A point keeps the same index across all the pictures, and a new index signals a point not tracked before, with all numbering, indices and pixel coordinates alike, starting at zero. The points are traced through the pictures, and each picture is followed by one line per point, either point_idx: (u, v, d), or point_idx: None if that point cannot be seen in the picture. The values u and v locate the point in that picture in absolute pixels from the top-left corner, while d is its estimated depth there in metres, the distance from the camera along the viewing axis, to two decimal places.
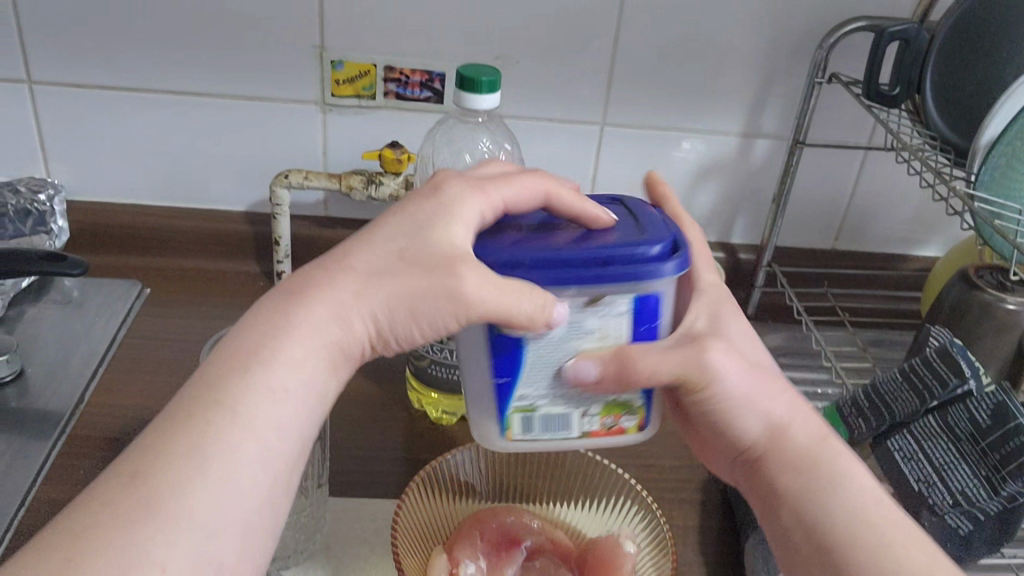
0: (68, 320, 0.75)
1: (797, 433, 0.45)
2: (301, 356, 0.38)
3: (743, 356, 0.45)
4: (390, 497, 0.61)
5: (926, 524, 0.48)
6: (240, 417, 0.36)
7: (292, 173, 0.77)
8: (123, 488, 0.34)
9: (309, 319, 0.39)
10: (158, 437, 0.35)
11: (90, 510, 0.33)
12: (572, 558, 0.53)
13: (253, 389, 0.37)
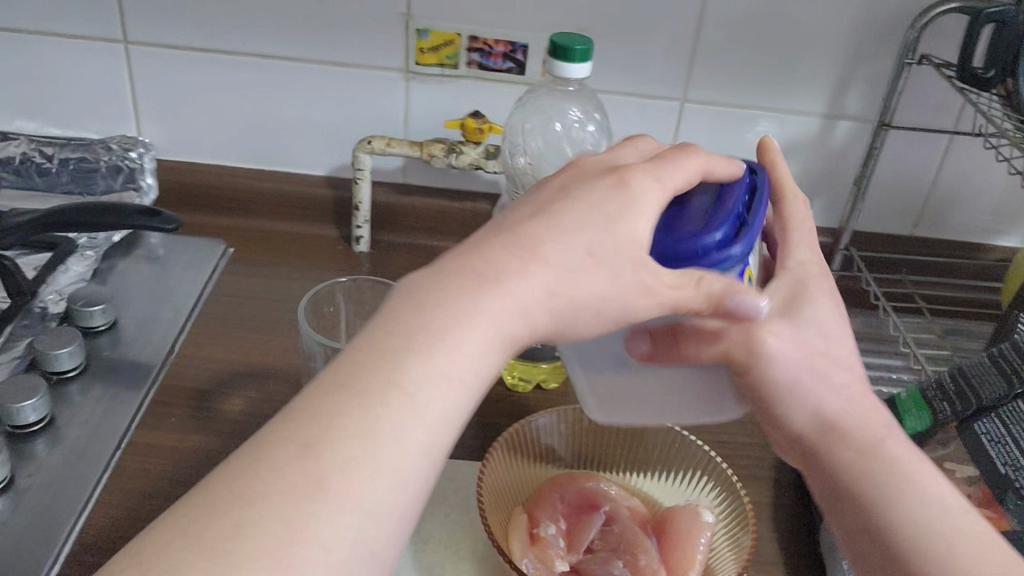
0: (156, 276, 0.78)
1: (854, 431, 0.44)
2: (481, 331, 0.36)
3: (818, 342, 0.44)
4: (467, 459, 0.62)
5: (1012, 508, 0.47)
6: (415, 402, 0.34)
7: (376, 138, 0.78)
8: (281, 461, 0.32)
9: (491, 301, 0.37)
10: (316, 410, 0.34)
11: (247, 479, 0.31)
12: (649, 526, 0.54)
13: (421, 364, 0.35)
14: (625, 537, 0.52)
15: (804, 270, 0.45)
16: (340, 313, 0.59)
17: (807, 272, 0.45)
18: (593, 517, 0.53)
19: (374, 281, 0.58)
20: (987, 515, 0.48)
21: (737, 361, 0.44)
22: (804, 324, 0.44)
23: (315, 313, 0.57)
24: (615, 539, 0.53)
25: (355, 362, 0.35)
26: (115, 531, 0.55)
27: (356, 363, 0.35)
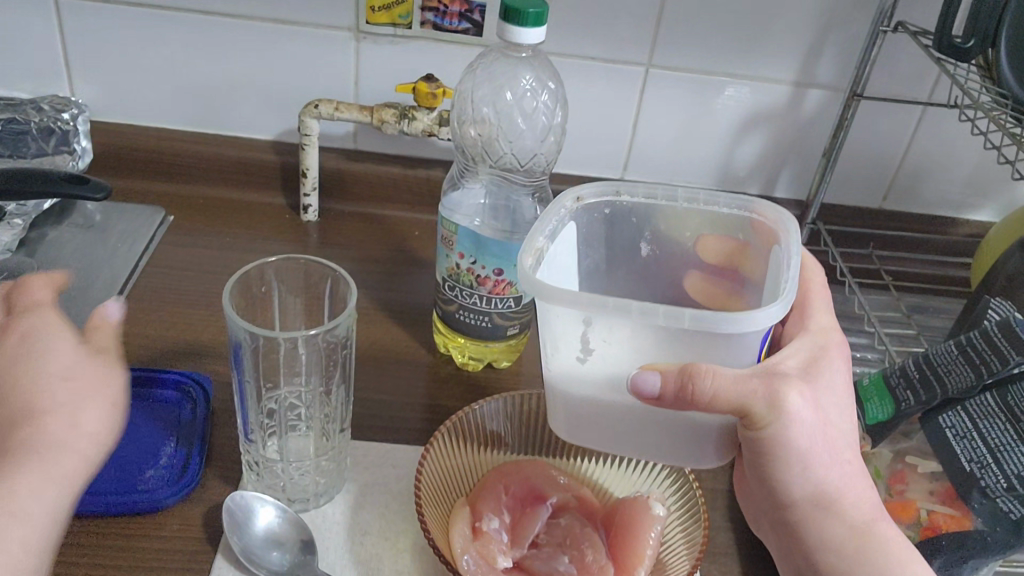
0: (90, 245, 0.73)
1: (848, 507, 0.44)
2: None
3: (832, 413, 0.43)
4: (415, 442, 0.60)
5: (976, 507, 0.45)
6: None
7: (322, 103, 0.74)
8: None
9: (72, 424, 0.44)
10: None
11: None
12: (598, 517, 0.52)
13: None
14: (570, 529, 0.51)
15: (825, 332, 0.46)
16: (272, 291, 0.55)
17: (830, 337, 0.45)
18: (539, 510, 0.51)
19: (308, 257, 0.54)
20: (948, 514, 0.46)
21: (755, 414, 0.40)
22: (822, 392, 0.43)
23: (246, 293, 0.53)
24: (562, 533, 0.51)
25: None
26: None
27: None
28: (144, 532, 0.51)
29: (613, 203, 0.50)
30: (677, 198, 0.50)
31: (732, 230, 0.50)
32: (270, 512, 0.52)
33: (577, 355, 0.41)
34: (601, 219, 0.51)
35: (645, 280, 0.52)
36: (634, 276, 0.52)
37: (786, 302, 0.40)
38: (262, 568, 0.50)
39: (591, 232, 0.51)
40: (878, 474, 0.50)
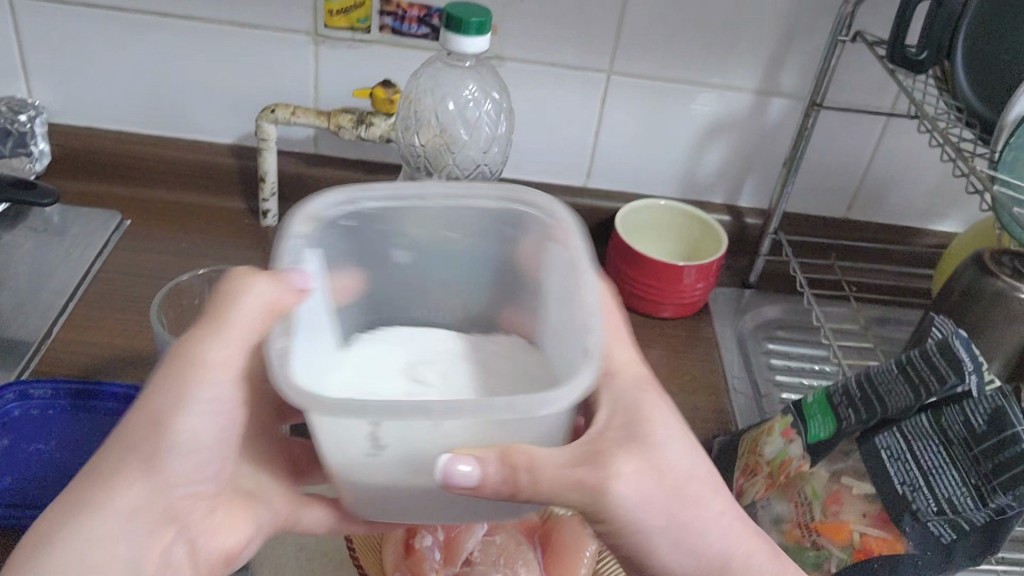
0: (43, 249, 0.73)
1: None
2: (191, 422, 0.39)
3: (684, 470, 0.39)
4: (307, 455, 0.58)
5: (907, 530, 0.44)
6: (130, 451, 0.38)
7: (279, 107, 0.73)
8: (108, 518, 0.37)
9: (189, 418, 0.39)
10: (88, 493, 0.37)
11: (50, 542, 0.36)
12: (537, 531, 0.52)
13: (202, 415, 0.39)
14: (506, 547, 0.50)
15: (631, 373, 0.42)
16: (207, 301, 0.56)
17: (636, 375, 0.42)
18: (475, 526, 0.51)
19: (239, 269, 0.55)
20: (880, 536, 0.45)
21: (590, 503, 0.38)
22: (663, 448, 0.39)
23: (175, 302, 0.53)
24: (496, 552, 0.49)
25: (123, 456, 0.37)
26: None
27: (108, 452, 0.38)
28: None
29: (352, 210, 0.46)
30: (428, 196, 0.46)
31: (489, 224, 0.48)
32: None
33: (365, 450, 0.37)
34: (342, 232, 0.46)
35: (397, 280, 0.50)
36: (380, 278, 0.49)
37: (592, 372, 0.37)
38: None
39: (332, 245, 0.46)
40: (815, 494, 0.48)
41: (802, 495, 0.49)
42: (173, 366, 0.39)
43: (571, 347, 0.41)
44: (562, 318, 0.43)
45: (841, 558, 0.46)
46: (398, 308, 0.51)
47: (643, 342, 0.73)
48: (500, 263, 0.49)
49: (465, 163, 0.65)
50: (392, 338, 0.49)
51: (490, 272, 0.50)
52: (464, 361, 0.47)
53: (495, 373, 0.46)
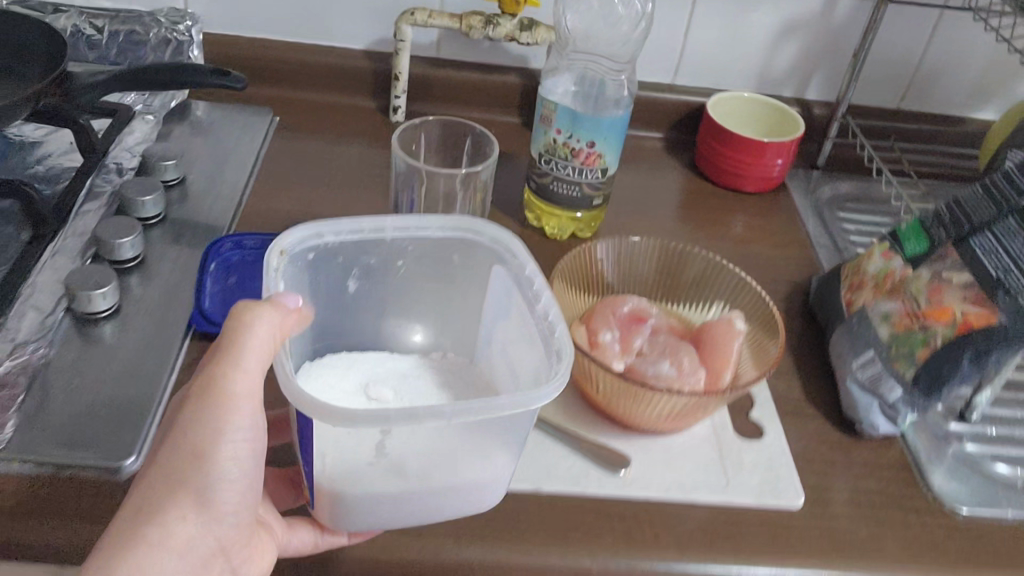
0: (213, 139, 0.83)
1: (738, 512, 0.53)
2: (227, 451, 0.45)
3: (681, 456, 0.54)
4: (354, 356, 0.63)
5: (1001, 304, 0.56)
6: (173, 479, 0.44)
7: (417, 11, 0.83)
8: (167, 530, 0.43)
9: (226, 447, 0.45)
10: (144, 526, 0.43)
11: (123, 551, 0.41)
12: (687, 336, 0.63)
13: (236, 445, 0.45)
14: (668, 342, 0.61)
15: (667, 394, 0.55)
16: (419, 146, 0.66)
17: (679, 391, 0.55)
18: (642, 327, 0.62)
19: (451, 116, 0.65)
20: (978, 312, 0.57)
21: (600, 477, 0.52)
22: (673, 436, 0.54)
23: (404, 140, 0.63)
24: (662, 345, 0.61)
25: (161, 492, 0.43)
26: None
27: (159, 490, 0.43)
28: None
29: (316, 247, 0.54)
30: (385, 233, 0.56)
31: (437, 248, 0.58)
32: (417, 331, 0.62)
33: (369, 457, 0.46)
34: (306, 263, 0.54)
35: (341, 304, 0.58)
36: (333, 303, 0.58)
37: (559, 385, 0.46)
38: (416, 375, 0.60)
39: (295, 275, 0.54)
40: (919, 290, 0.60)
41: (908, 292, 0.61)
42: (204, 402, 0.44)
43: (537, 350, 0.52)
44: (515, 340, 0.54)
45: (945, 333, 0.58)
46: (355, 327, 0.59)
47: (732, 211, 0.85)
48: (451, 288, 0.60)
49: (618, 39, 0.76)
50: (357, 363, 0.56)
51: (425, 290, 0.59)
52: (425, 372, 0.57)
53: (453, 380, 0.57)
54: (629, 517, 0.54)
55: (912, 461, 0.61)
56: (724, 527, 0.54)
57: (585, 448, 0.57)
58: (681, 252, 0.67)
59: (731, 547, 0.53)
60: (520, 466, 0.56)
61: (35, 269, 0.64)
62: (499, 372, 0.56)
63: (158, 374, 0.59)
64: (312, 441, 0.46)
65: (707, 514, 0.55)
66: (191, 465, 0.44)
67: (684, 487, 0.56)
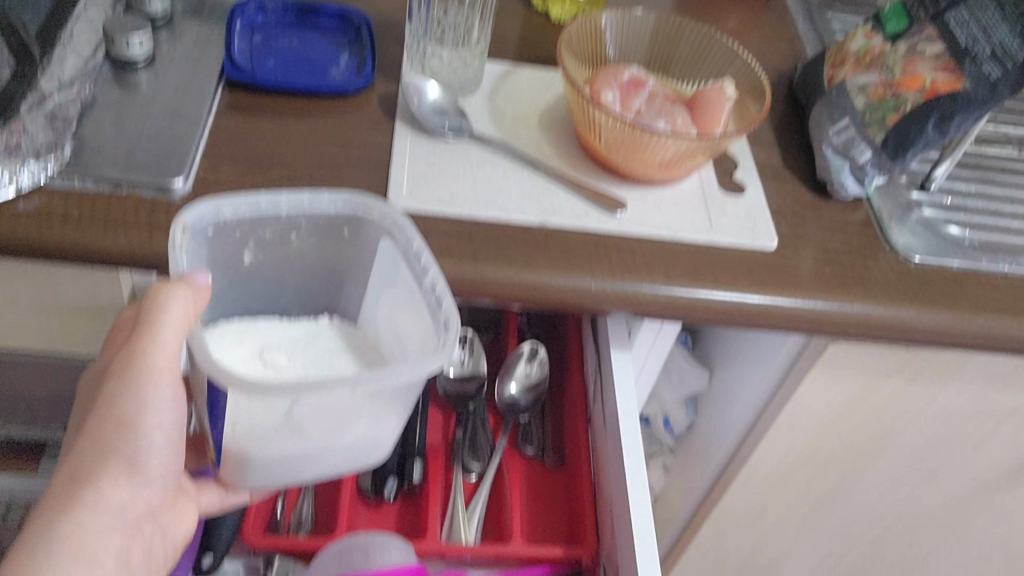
0: None
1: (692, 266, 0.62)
2: (155, 415, 0.47)
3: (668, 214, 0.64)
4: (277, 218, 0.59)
5: (967, 73, 0.62)
6: (103, 454, 0.46)
7: None
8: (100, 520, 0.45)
9: (154, 414, 0.47)
10: (82, 488, 0.45)
11: (64, 514, 0.44)
12: (682, 101, 0.68)
13: (162, 413, 0.47)
14: (665, 104, 0.66)
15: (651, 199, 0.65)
16: None
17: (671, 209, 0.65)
18: (641, 91, 0.67)
19: None
20: (946, 79, 0.63)
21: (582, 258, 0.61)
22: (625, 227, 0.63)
23: None
24: (658, 108, 0.66)
25: (92, 459, 0.46)
26: (248, 105, 0.66)
27: (92, 458, 0.46)
28: (344, 110, 0.67)
29: (212, 220, 0.54)
30: (279, 207, 0.56)
31: (324, 223, 0.58)
32: (436, 89, 0.67)
33: (277, 422, 0.49)
34: (203, 238, 0.55)
35: (235, 277, 0.59)
36: (226, 276, 0.58)
37: (448, 351, 0.48)
38: (430, 125, 0.66)
39: (194, 249, 0.54)
40: (895, 62, 0.66)
41: (884, 65, 0.67)
42: (126, 375, 0.46)
43: (419, 318, 0.54)
44: (400, 307, 0.56)
45: (914, 99, 0.64)
46: (249, 293, 0.60)
47: (725, 6, 0.89)
48: (340, 259, 0.60)
49: None
50: (254, 334, 0.57)
51: (314, 263, 0.60)
52: (319, 340, 0.59)
53: (346, 347, 0.59)
54: (623, 249, 0.61)
55: (875, 221, 0.69)
56: (705, 260, 0.62)
57: (589, 195, 0.64)
58: (672, 20, 0.71)
59: (712, 276, 0.61)
60: (529, 204, 0.63)
61: (69, 21, 0.68)
62: (386, 338, 0.58)
63: (197, 114, 0.64)
64: (224, 408, 0.48)
65: (690, 250, 0.63)
66: (119, 425, 0.46)
67: (672, 229, 0.63)
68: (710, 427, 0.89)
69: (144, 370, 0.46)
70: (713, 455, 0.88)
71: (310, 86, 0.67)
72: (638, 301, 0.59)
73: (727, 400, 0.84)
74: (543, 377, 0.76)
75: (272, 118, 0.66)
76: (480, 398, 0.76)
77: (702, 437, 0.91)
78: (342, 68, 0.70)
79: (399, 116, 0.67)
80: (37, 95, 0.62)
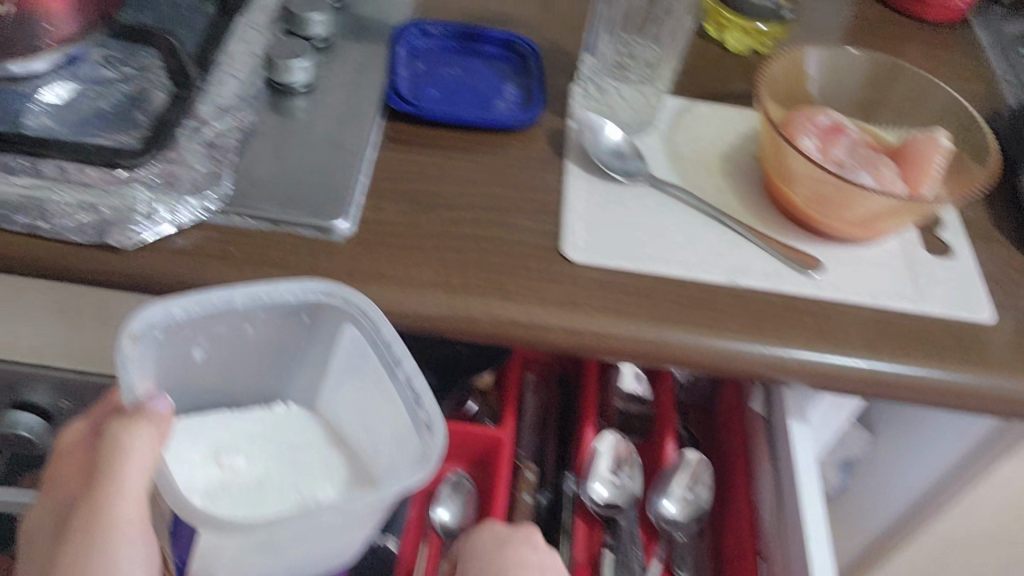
0: None
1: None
2: (125, 566, 0.44)
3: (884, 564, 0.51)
4: (432, 283, 0.52)
5: None
6: None
7: None
8: None
9: (124, 564, 0.44)
10: None
11: None
12: (886, 151, 0.61)
13: (133, 562, 0.44)
14: (870, 155, 0.59)
15: None
16: None
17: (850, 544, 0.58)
18: (842, 138, 0.60)
19: None
20: None
21: None
22: None
23: None
24: (862, 159, 0.59)
25: None
26: (408, 138, 0.62)
27: None
28: (510, 147, 0.62)
29: (155, 327, 0.49)
30: (236, 302, 0.51)
31: (284, 315, 0.54)
32: (617, 132, 0.62)
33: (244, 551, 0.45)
34: (156, 343, 0.50)
35: (180, 375, 0.54)
36: (176, 376, 0.54)
37: (432, 464, 0.47)
38: (605, 166, 0.61)
39: (146, 357, 0.50)
40: None
41: None
42: (90, 530, 0.43)
43: (397, 418, 0.51)
44: (371, 402, 0.54)
45: None
46: (203, 387, 0.57)
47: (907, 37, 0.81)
48: (295, 347, 0.57)
49: None
50: (207, 431, 0.54)
51: (271, 352, 0.57)
52: (273, 436, 0.55)
53: (307, 440, 0.55)
54: (819, 315, 0.54)
55: None
56: (913, 331, 0.55)
57: (779, 250, 0.57)
58: (875, 61, 0.65)
59: (917, 350, 0.53)
60: (713, 260, 0.56)
61: (228, 41, 0.66)
62: (351, 425, 0.56)
63: (358, 148, 0.59)
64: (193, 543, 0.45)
65: (891, 318, 0.55)
66: None
67: (874, 293, 0.56)
68: (863, 499, 0.81)
69: (112, 523, 0.43)
70: (868, 528, 0.80)
71: (477, 118, 0.62)
72: (834, 375, 0.52)
73: (893, 472, 0.76)
74: (702, 497, 0.65)
75: (435, 151, 0.61)
76: (629, 517, 0.64)
77: (855, 505, 0.83)
78: (510, 102, 0.65)
79: (570, 154, 0.62)
80: (194, 122, 0.59)
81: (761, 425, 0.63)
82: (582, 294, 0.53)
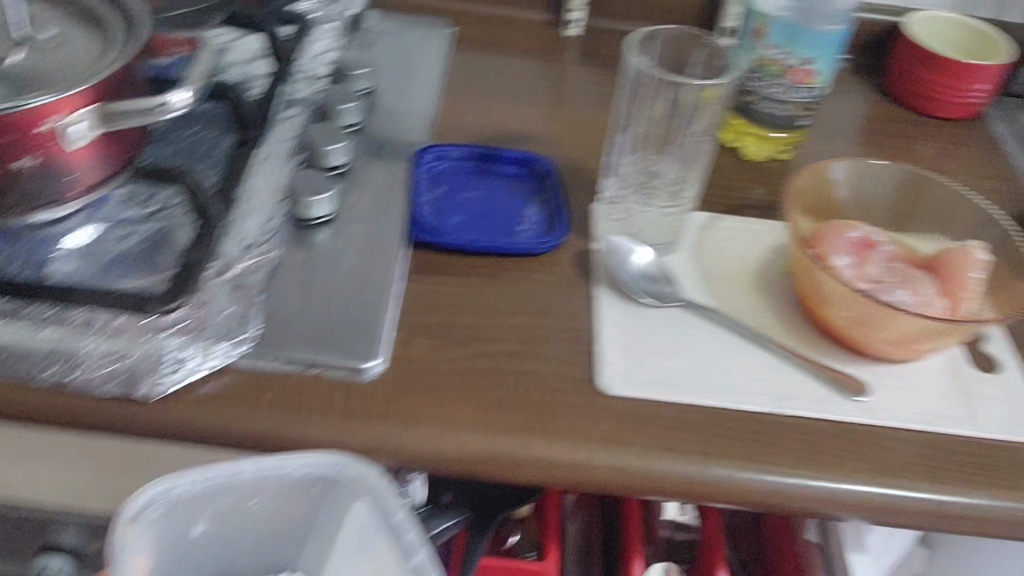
0: (399, 50, 0.82)
1: None
2: None
3: None
4: (467, 426, 0.51)
5: None
6: None
7: None
8: None
9: None
10: None
11: None
12: (921, 263, 0.60)
13: None
14: (904, 270, 0.58)
15: None
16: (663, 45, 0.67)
17: None
18: (875, 254, 0.59)
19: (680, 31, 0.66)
20: None
21: None
22: None
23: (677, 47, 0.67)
24: (897, 275, 0.58)
25: None
26: (433, 268, 0.61)
27: None
28: (536, 274, 0.61)
29: (164, 498, 0.51)
30: (244, 474, 0.51)
31: (294, 490, 0.55)
32: (645, 253, 0.61)
33: None
34: (157, 518, 0.52)
35: (181, 549, 0.56)
36: (175, 545, 0.56)
37: None
38: (635, 293, 0.59)
39: (146, 532, 0.52)
40: None
41: None
42: None
43: None
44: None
45: None
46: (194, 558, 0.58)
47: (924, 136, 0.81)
48: (303, 517, 0.58)
49: None
50: None
51: (278, 520, 0.58)
52: None
53: None
54: (871, 443, 0.52)
55: None
56: (970, 456, 0.52)
57: (822, 373, 0.56)
58: (900, 170, 0.64)
59: (976, 477, 0.51)
60: (754, 387, 0.55)
61: (250, 174, 0.65)
62: None
63: (384, 282, 0.58)
64: None
65: (944, 443, 0.53)
66: None
67: (925, 416, 0.54)
68: None
69: None
70: None
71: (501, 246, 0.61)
72: (893, 508, 0.50)
73: None
74: None
75: (461, 281, 0.60)
76: None
77: None
78: (533, 226, 0.64)
79: (598, 278, 0.61)
80: (219, 262, 0.58)
81: (815, 553, 0.62)
82: (622, 431, 0.51)
